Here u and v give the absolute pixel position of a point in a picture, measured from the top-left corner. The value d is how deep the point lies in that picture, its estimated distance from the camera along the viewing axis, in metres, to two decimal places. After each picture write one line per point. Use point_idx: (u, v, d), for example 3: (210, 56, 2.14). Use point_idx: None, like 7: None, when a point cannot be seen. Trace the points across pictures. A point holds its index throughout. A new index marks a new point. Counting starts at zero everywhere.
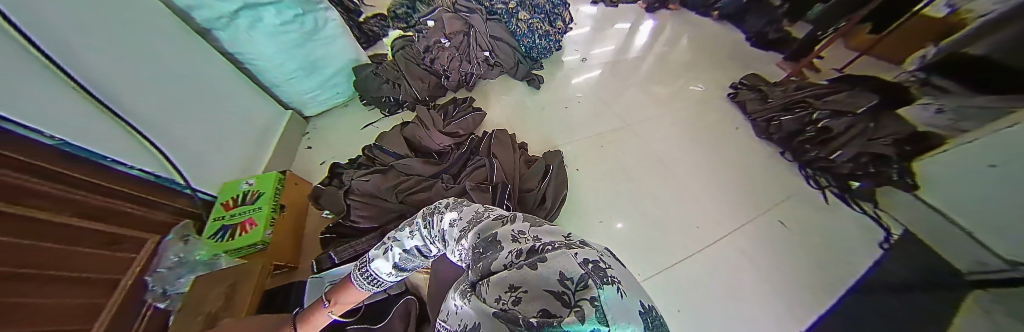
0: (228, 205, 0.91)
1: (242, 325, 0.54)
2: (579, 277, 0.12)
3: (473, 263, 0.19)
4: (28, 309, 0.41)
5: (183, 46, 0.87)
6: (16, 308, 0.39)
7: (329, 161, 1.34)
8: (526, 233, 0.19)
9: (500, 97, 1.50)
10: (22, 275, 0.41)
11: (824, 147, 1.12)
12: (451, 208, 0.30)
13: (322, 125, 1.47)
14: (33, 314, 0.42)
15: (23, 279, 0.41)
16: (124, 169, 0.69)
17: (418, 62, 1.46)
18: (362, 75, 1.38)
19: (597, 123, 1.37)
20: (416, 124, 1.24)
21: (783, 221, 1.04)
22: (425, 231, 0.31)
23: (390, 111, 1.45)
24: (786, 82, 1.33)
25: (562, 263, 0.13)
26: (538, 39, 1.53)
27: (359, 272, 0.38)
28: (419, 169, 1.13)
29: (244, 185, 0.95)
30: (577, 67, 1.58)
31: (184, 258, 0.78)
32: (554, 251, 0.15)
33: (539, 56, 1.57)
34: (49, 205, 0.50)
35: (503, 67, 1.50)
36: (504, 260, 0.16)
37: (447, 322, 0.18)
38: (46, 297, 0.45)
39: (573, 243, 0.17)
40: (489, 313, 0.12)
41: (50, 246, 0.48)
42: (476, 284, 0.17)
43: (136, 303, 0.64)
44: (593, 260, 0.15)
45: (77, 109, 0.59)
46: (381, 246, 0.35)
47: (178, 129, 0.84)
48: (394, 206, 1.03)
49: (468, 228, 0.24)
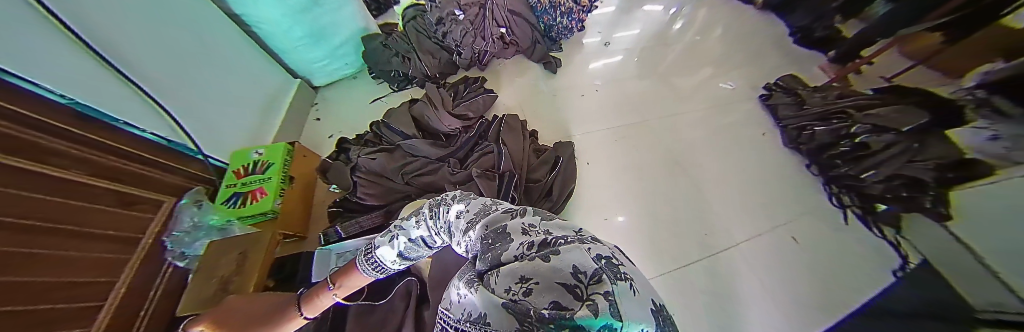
0: (239, 173, 0.94)
1: (257, 299, 0.58)
2: (592, 271, 0.12)
3: (480, 253, 0.19)
4: (45, 260, 0.44)
5: (190, 9, 0.86)
6: (23, 257, 0.41)
7: (336, 135, 1.35)
8: (536, 227, 0.19)
9: (513, 79, 1.46)
10: (21, 226, 0.42)
11: (857, 163, 0.96)
12: (457, 200, 0.29)
13: (331, 96, 1.45)
14: (46, 266, 0.44)
15: (27, 229, 0.43)
16: (137, 132, 0.71)
17: (428, 35, 1.40)
18: (371, 46, 1.35)
19: (616, 115, 1.32)
20: (425, 103, 1.21)
21: (794, 236, 0.99)
22: (430, 222, 0.31)
23: (399, 86, 1.43)
24: (826, 88, 1.14)
25: (575, 257, 0.13)
26: (560, 16, 1.44)
27: (363, 257, 0.39)
28: (425, 150, 1.11)
29: (254, 155, 0.97)
30: (598, 52, 1.49)
31: (199, 222, 0.81)
32: (567, 245, 0.14)
33: (558, 36, 1.49)
34: (59, 161, 0.51)
35: (518, 46, 1.43)
36: (515, 250, 0.16)
37: (448, 315, 0.18)
38: (68, 250, 0.49)
39: (585, 238, 0.17)
40: (499, 304, 0.12)
41: (72, 202, 0.52)
42: (483, 274, 0.17)
43: (155, 262, 0.69)
44: (607, 256, 0.14)
45: (85, 70, 0.60)
46: (387, 233, 0.35)
47: (186, 93, 0.85)
48: (399, 187, 1.05)
49: (475, 220, 0.23)
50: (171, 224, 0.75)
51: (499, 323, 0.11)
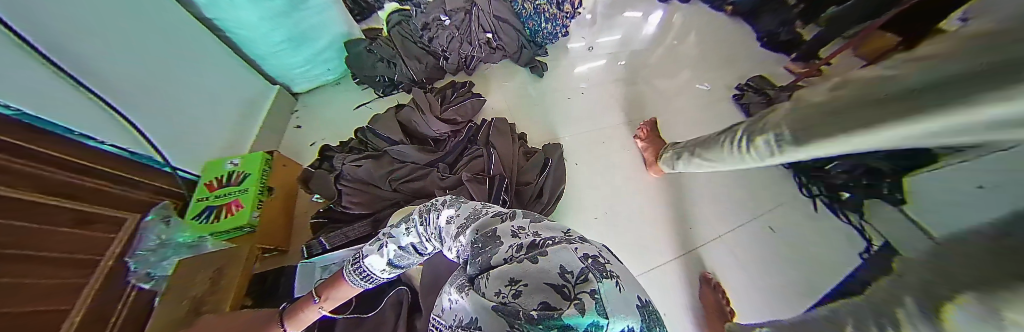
0: (212, 186, 0.90)
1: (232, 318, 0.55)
2: (579, 270, 0.12)
3: (471, 257, 0.19)
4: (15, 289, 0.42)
5: (169, 18, 0.83)
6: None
7: (320, 142, 1.31)
8: (526, 229, 0.19)
9: (502, 83, 1.47)
10: None
11: None
12: (447, 205, 0.29)
13: (313, 103, 1.41)
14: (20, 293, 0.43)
15: None
16: (96, 144, 0.67)
17: (415, 40, 1.39)
18: (355, 51, 1.32)
19: (602, 116, 1.36)
20: (412, 108, 1.19)
21: (771, 226, 1.04)
22: (421, 228, 0.30)
23: (385, 91, 1.40)
24: (793, 87, 1.20)
25: (563, 257, 0.13)
26: (544, 22, 1.43)
27: (351, 266, 0.38)
28: (414, 156, 1.09)
29: (229, 166, 0.92)
30: (584, 56, 1.53)
31: (166, 240, 0.75)
32: (554, 246, 0.14)
33: (544, 41, 1.49)
34: (12, 181, 0.47)
35: (505, 51, 1.43)
36: (504, 254, 0.16)
37: (440, 317, 0.18)
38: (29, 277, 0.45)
39: (572, 238, 0.17)
40: (489, 306, 0.12)
41: (28, 228, 0.48)
42: (473, 278, 0.17)
43: (118, 283, 0.63)
44: (593, 255, 0.15)
45: (43, 82, 0.57)
46: (376, 242, 0.34)
47: (152, 103, 0.80)
48: (387, 194, 1.03)
49: (466, 224, 0.23)
50: (134, 243, 0.69)
51: (488, 327, 0.11)
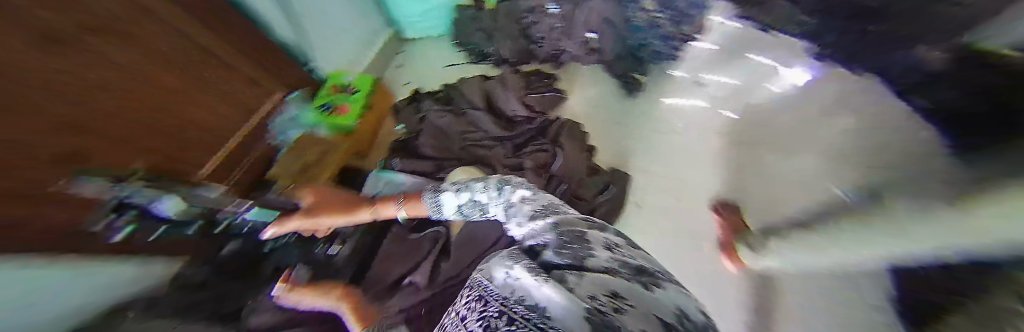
0: (334, 90, 1.12)
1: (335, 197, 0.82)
2: (696, 318, 0.14)
3: (558, 246, 0.22)
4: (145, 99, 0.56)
5: None
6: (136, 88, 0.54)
7: (411, 84, 1.45)
8: (616, 247, 0.22)
9: (586, 87, 1.40)
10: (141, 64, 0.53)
11: None
12: (524, 188, 0.33)
13: (414, 51, 1.55)
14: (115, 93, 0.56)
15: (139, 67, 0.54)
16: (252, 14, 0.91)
17: (517, 20, 1.40)
18: (461, 15, 1.44)
19: (690, 160, 1.15)
20: (499, 83, 1.27)
21: None
22: (494, 193, 0.34)
23: (475, 59, 1.47)
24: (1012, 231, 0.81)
25: (673, 298, 0.15)
26: (653, 37, 1.32)
27: (429, 196, 0.43)
28: (487, 126, 1.16)
29: (348, 79, 1.14)
30: (687, 86, 1.30)
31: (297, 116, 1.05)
32: (663, 283, 0.17)
33: (648, 58, 1.34)
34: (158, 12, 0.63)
35: (600, 55, 1.37)
36: (607, 262, 0.19)
37: (491, 286, 0.20)
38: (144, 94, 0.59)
39: (664, 275, 0.20)
40: (579, 304, 0.12)
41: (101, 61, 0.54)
42: (557, 269, 0.18)
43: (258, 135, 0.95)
44: (693, 301, 0.17)
45: None
46: (455, 187, 0.40)
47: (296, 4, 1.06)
48: (455, 150, 1.11)
49: (546, 216, 0.26)
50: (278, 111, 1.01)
51: (572, 323, 0.11)
